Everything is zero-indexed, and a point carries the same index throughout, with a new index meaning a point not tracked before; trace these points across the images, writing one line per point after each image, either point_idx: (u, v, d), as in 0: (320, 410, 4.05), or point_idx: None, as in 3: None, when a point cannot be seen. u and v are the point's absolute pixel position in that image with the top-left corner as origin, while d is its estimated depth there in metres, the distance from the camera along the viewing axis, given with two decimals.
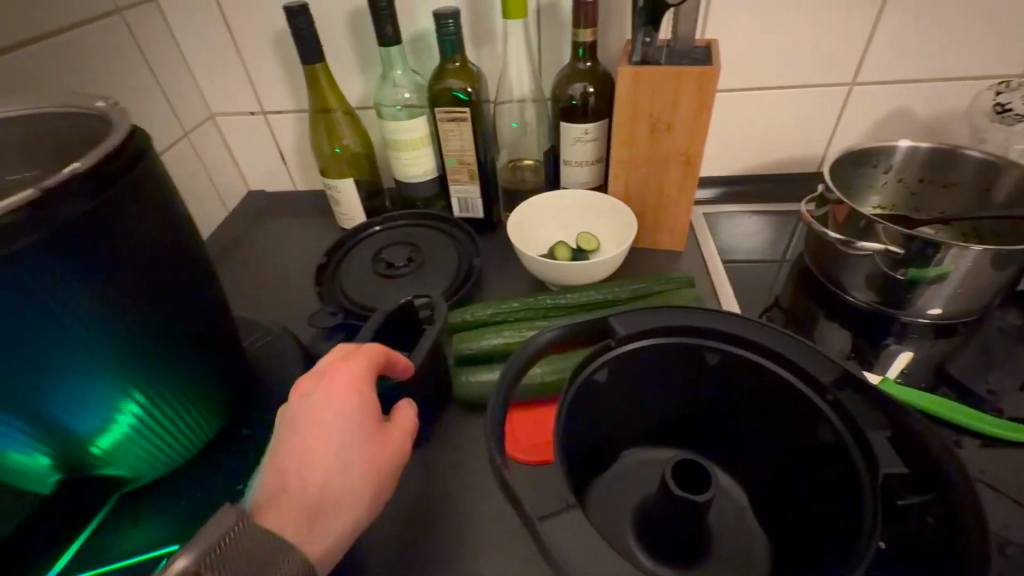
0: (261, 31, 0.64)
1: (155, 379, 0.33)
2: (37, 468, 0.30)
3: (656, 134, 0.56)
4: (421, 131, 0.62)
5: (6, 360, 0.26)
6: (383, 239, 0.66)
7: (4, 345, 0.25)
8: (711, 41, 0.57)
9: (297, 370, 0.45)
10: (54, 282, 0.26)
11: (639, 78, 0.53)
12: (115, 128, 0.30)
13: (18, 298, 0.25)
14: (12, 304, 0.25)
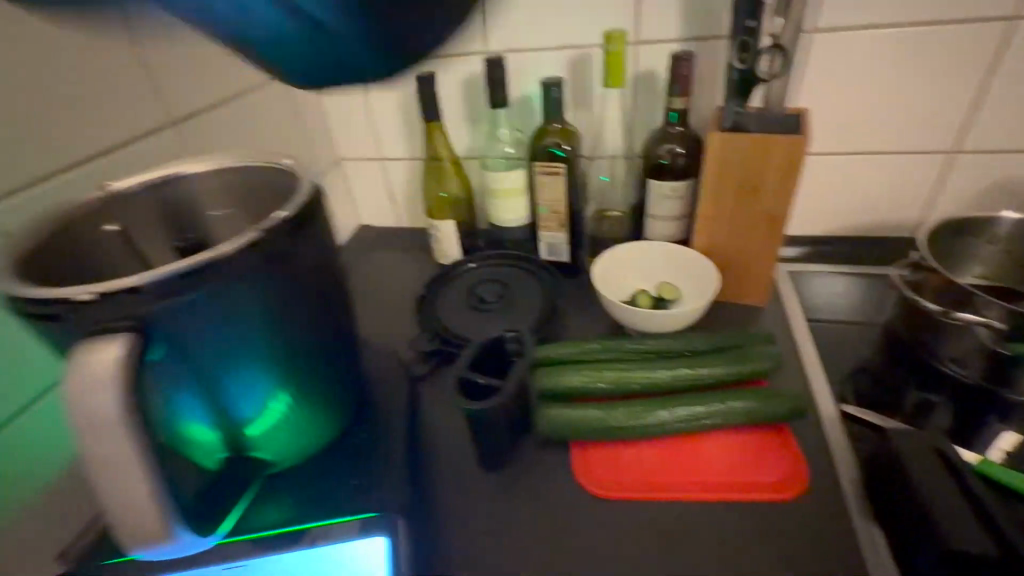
0: (390, 91, 0.75)
1: (298, 377, 0.39)
2: (209, 445, 0.37)
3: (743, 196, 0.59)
4: (518, 181, 0.69)
5: (215, 344, 0.33)
6: (476, 276, 0.72)
7: (218, 333, 0.33)
8: (802, 110, 0.60)
9: (400, 388, 0.51)
10: (258, 293, 0.34)
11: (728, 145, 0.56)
12: (303, 185, 0.38)
13: (235, 301, 0.33)
14: (230, 304, 0.33)
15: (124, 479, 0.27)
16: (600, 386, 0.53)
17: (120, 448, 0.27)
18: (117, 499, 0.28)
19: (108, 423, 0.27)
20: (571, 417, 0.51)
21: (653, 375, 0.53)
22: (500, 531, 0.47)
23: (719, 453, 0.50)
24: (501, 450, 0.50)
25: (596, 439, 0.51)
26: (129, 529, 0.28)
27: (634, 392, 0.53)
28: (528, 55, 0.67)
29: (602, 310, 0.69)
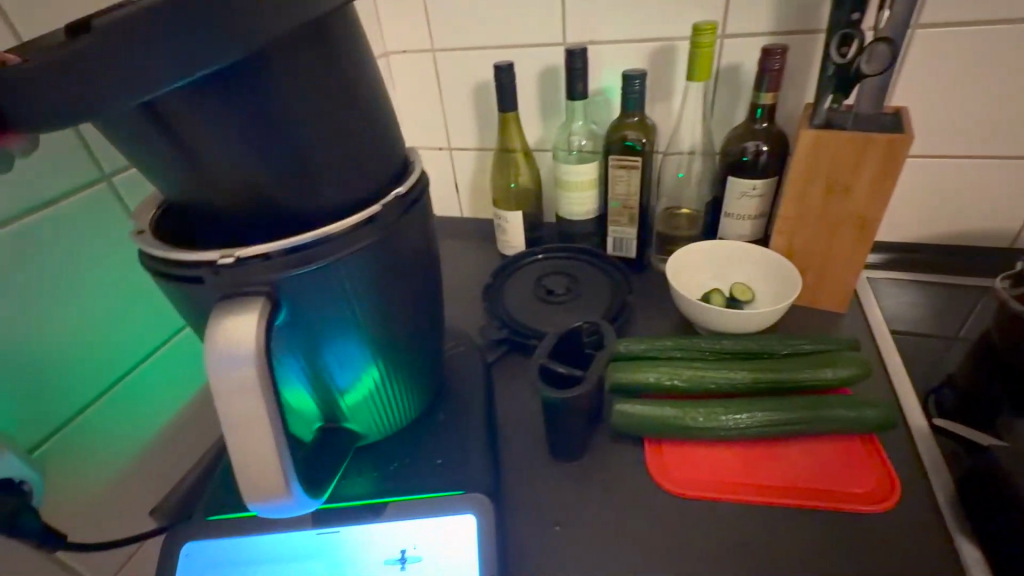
0: (465, 82, 0.76)
1: (393, 352, 0.40)
2: (306, 411, 0.39)
3: (831, 195, 0.57)
4: (591, 175, 0.69)
5: (321, 315, 0.34)
6: (543, 268, 0.72)
7: (326, 305, 0.34)
8: (899, 109, 0.57)
9: (476, 372, 0.51)
10: (369, 268, 0.35)
11: (820, 140, 0.54)
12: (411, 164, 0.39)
13: (349, 274, 0.34)
14: (344, 278, 0.34)
15: (256, 432, 0.28)
16: (676, 382, 0.52)
17: (249, 406, 0.28)
18: (243, 456, 0.29)
19: (242, 381, 0.27)
20: (647, 412, 0.50)
21: (733, 376, 0.52)
22: (574, 521, 0.46)
23: (801, 459, 0.49)
24: (574, 441, 0.50)
25: (672, 435, 0.50)
26: (255, 482, 0.29)
27: (712, 391, 0.52)
28: (609, 47, 0.67)
29: (670, 307, 0.68)
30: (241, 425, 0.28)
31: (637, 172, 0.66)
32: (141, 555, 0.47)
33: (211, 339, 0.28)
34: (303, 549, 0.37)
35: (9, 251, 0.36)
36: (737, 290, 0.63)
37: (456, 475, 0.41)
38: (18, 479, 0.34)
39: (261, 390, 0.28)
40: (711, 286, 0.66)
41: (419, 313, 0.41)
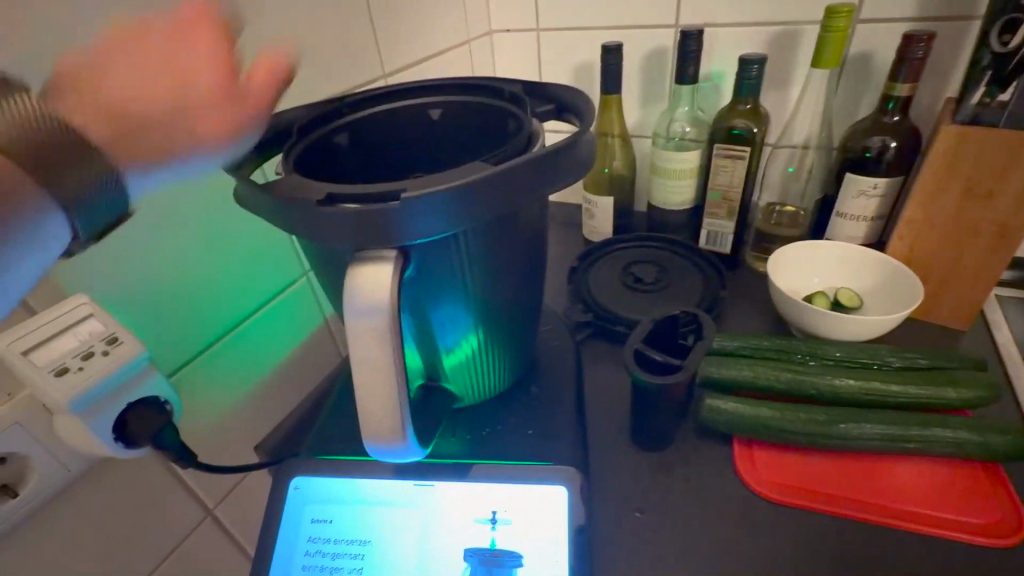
0: (568, 63, 0.75)
1: (496, 320, 0.41)
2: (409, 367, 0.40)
3: (969, 200, 0.52)
4: (693, 163, 0.66)
5: (437, 276, 0.35)
6: (631, 255, 0.70)
7: (442, 267, 0.35)
8: None
9: (565, 351, 0.51)
10: (487, 234, 0.35)
11: (965, 138, 0.49)
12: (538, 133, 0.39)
13: (469, 239, 0.34)
14: (464, 241, 0.34)
15: (378, 379, 0.30)
16: (774, 384, 0.50)
17: (376, 354, 0.30)
18: (366, 401, 0.30)
19: (373, 331, 0.29)
20: (740, 411, 0.48)
21: (839, 382, 0.49)
22: (651, 510, 0.46)
23: (908, 481, 0.46)
24: (660, 430, 0.49)
25: (763, 437, 0.48)
26: (373, 426, 0.31)
27: (812, 398, 0.49)
28: (725, 31, 0.64)
29: (764, 308, 0.65)
30: (366, 370, 0.30)
31: (743, 163, 0.63)
32: (244, 484, 0.52)
33: (349, 284, 0.29)
34: (398, 497, 0.39)
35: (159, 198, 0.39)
36: (844, 295, 0.58)
37: (545, 448, 0.42)
38: (162, 399, 0.37)
39: (387, 338, 0.29)
40: (814, 288, 0.62)
41: (522, 285, 0.41)
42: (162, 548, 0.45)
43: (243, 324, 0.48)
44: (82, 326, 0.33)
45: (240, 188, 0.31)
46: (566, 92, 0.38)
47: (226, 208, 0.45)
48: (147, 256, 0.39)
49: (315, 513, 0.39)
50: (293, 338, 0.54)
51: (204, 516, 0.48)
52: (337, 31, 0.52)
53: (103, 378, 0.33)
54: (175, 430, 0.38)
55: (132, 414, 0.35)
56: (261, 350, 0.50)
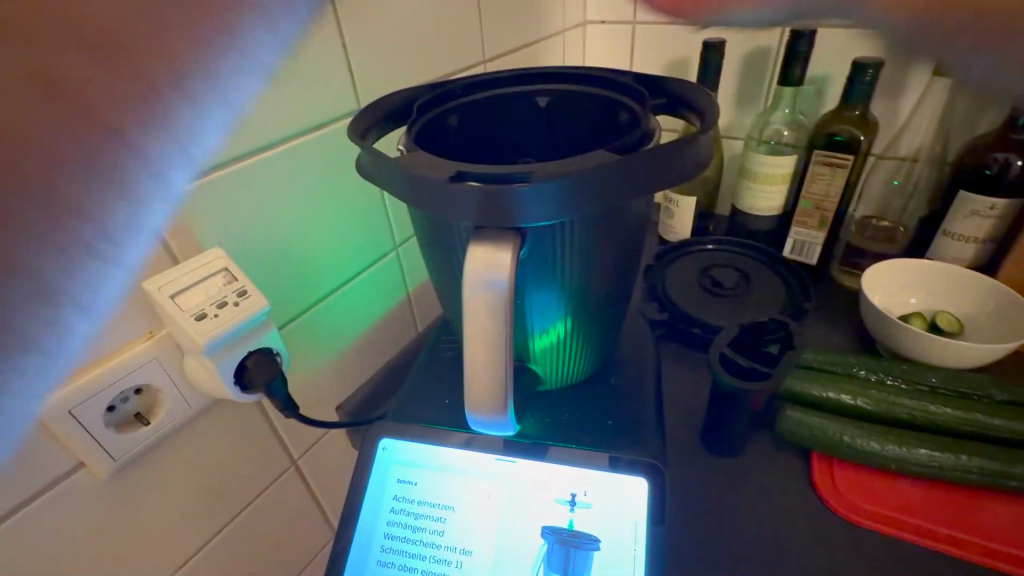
0: (661, 58, 0.74)
1: (587, 309, 0.41)
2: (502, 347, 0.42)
3: None
4: (786, 168, 0.64)
5: (545, 262, 0.36)
6: (711, 258, 0.68)
7: (551, 253, 0.36)
8: None
9: (642, 347, 0.51)
10: (598, 225, 0.36)
11: None
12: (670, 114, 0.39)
13: (581, 229, 0.35)
14: (576, 231, 0.35)
15: (487, 352, 0.32)
16: (864, 405, 0.48)
17: (490, 330, 0.31)
18: (474, 371, 0.32)
19: (490, 306, 0.31)
20: (824, 427, 0.47)
21: (935, 410, 0.46)
22: (721, 513, 0.46)
23: (1003, 519, 0.43)
24: (735, 436, 0.48)
25: (847, 456, 0.47)
26: (478, 395, 0.33)
27: (904, 423, 0.47)
28: (838, 34, 0.61)
29: (850, 324, 0.62)
30: (478, 341, 0.32)
31: (843, 172, 0.61)
32: (325, 440, 0.55)
33: (469, 259, 0.31)
34: (479, 469, 0.40)
35: (283, 168, 0.42)
36: (943, 318, 0.55)
37: (624, 439, 0.42)
38: (275, 351, 0.40)
39: (501, 314, 0.31)
40: (908, 308, 0.59)
41: (620, 278, 0.42)
42: (253, 490, 0.49)
43: (341, 289, 0.51)
44: (215, 278, 0.36)
45: (372, 161, 0.34)
46: (683, 88, 0.39)
47: (334, 174, 0.46)
48: (270, 219, 0.42)
49: (402, 473, 0.41)
50: (379, 309, 0.57)
51: (289, 465, 0.52)
52: (447, 18, 0.53)
53: (233, 326, 0.36)
54: (284, 381, 0.41)
55: (252, 363, 0.38)
56: (352, 317, 0.53)
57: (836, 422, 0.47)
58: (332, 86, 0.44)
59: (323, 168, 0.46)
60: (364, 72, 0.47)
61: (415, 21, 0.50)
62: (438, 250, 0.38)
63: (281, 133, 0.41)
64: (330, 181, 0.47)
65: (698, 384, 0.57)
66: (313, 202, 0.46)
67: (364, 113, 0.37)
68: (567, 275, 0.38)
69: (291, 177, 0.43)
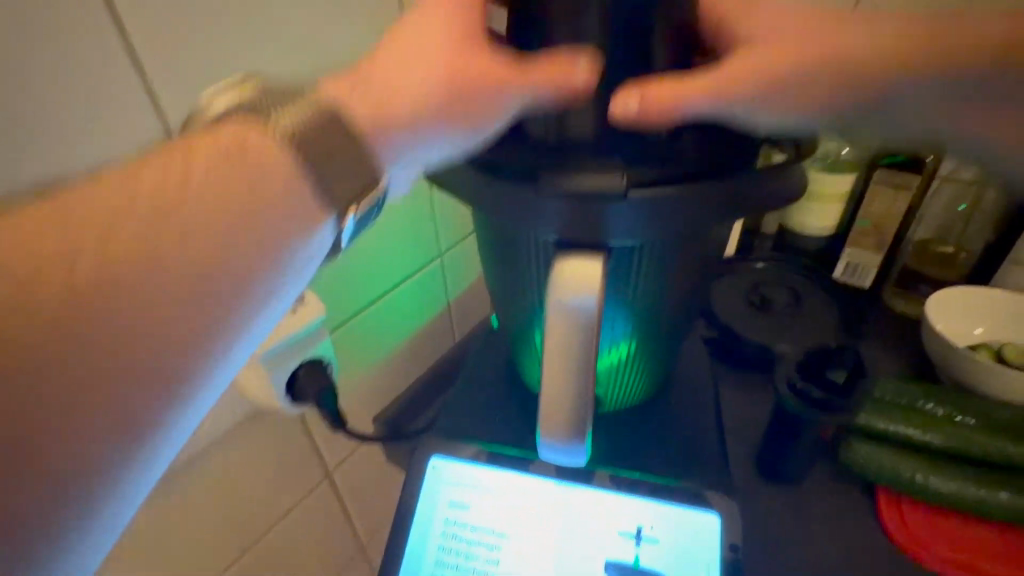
0: None
1: (659, 327, 0.39)
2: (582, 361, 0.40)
3: None
4: (844, 186, 0.61)
5: (639, 274, 0.34)
6: (762, 276, 0.65)
7: (649, 266, 0.34)
8: None
9: (697, 368, 0.49)
10: (690, 241, 0.33)
11: None
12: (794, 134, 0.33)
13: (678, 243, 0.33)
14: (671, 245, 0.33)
15: (563, 374, 0.30)
16: (939, 442, 0.44)
17: (570, 347, 0.29)
18: (549, 391, 0.30)
19: (575, 321, 0.29)
20: (893, 461, 0.44)
21: (1015, 450, 0.43)
22: (780, 550, 0.43)
23: None
24: (795, 466, 0.46)
25: (918, 495, 0.44)
26: (552, 420, 0.30)
27: (980, 462, 0.44)
28: None
29: (908, 351, 0.59)
30: (554, 362, 0.30)
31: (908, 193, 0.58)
32: (361, 451, 0.53)
33: (553, 274, 0.29)
34: (536, 494, 0.38)
35: None
36: (1012, 350, 0.52)
37: (688, 471, 0.40)
38: (325, 360, 0.38)
39: (584, 336, 0.29)
40: (973, 337, 0.56)
41: (697, 295, 0.39)
42: (286, 501, 0.47)
43: (385, 296, 0.49)
44: None
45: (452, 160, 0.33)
46: None
47: None
48: None
49: (453, 495, 0.39)
50: (419, 318, 0.55)
51: (323, 476, 0.50)
52: None
53: (293, 333, 0.35)
54: (334, 393, 0.39)
55: (305, 372, 0.36)
56: (392, 325, 0.51)
57: (908, 457, 0.44)
58: None
59: None
60: None
61: None
62: (504, 260, 0.36)
63: None
64: None
65: (750, 409, 0.54)
66: None
67: None
68: (647, 292, 0.36)
69: None
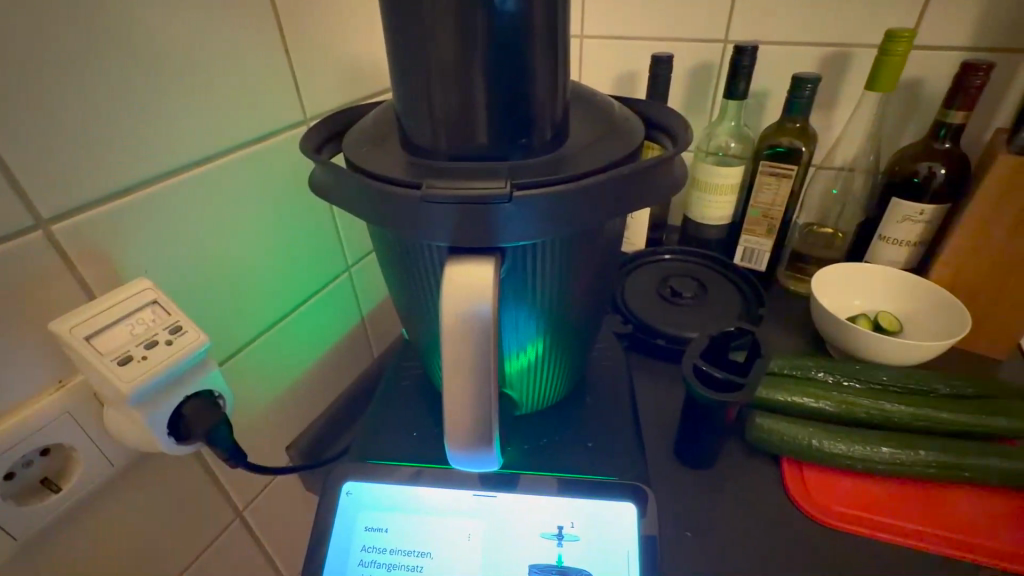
0: (609, 73, 0.74)
1: (564, 327, 0.39)
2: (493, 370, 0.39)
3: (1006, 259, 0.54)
4: (734, 178, 0.65)
5: (537, 276, 0.34)
6: (669, 268, 0.68)
7: (546, 267, 0.34)
8: (1004, 129, 0.56)
9: (611, 364, 0.49)
10: (583, 240, 0.34)
11: (960, 271, 0.57)
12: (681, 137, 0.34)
13: (571, 244, 0.33)
14: (565, 246, 0.33)
15: (465, 382, 0.29)
16: (828, 408, 0.48)
17: (469, 354, 0.28)
18: (454, 402, 0.29)
19: (472, 327, 0.28)
20: (792, 431, 0.47)
21: (891, 408, 0.48)
22: (701, 529, 0.45)
23: (961, 508, 0.45)
24: (709, 447, 0.48)
25: (817, 461, 0.47)
26: (459, 427, 0.30)
27: (864, 422, 0.48)
28: (774, 49, 0.64)
29: (802, 327, 0.64)
30: (456, 373, 0.29)
31: (788, 182, 0.63)
32: (273, 486, 0.49)
33: (445, 280, 0.29)
34: (457, 507, 0.37)
35: (201, 188, 0.37)
36: (885, 318, 0.58)
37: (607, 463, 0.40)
38: (216, 394, 0.35)
39: (483, 341, 0.28)
40: (854, 309, 0.61)
41: (600, 291, 0.40)
42: (188, 554, 0.42)
43: (286, 318, 0.47)
44: (140, 316, 0.31)
45: (332, 172, 0.31)
46: (652, 106, 0.39)
47: (274, 192, 0.43)
48: (192, 242, 0.37)
49: (371, 522, 0.37)
50: (327, 338, 0.52)
51: (233, 518, 0.46)
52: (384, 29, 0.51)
53: (168, 369, 0.31)
54: (228, 427, 0.36)
55: (191, 410, 0.33)
56: (298, 348, 0.49)
57: (805, 426, 0.48)
58: (263, 96, 0.41)
59: (256, 181, 0.42)
60: (305, 78, 0.45)
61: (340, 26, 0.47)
62: (404, 273, 0.35)
63: (195, 151, 0.36)
64: (267, 201, 0.43)
65: (665, 396, 0.56)
66: (260, 224, 0.43)
67: (319, 126, 0.35)
68: (551, 294, 0.36)
69: (215, 197, 0.39)
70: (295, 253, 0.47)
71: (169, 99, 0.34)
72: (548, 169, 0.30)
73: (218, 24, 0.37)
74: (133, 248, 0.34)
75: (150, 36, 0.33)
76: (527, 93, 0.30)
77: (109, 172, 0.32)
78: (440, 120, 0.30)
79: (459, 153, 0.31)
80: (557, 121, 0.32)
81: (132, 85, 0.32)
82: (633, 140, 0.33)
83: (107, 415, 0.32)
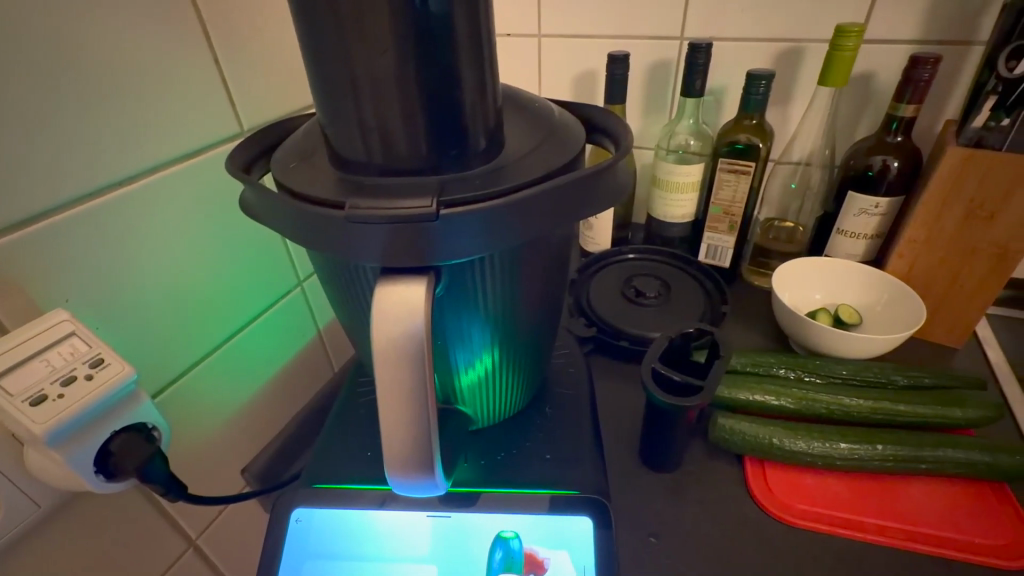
0: (567, 73, 0.73)
1: (516, 339, 0.38)
2: (446, 385, 0.38)
3: (959, 251, 0.55)
4: (694, 176, 0.65)
5: (484, 289, 0.33)
6: (633, 267, 0.68)
7: (493, 279, 0.33)
8: (949, 122, 0.57)
9: (572, 370, 0.49)
10: (528, 252, 0.33)
11: (915, 263, 0.57)
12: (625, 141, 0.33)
13: (517, 256, 0.33)
14: (511, 258, 0.32)
15: (400, 408, 0.28)
16: (789, 406, 0.48)
17: (407, 379, 0.27)
18: (393, 428, 0.28)
19: (408, 350, 0.27)
20: (753, 431, 0.47)
21: (850, 402, 0.48)
22: (666, 532, 0.45)
23: (919, 499, 0.46)
24: (672, 450, 0.48)
25: (778, 459, 0.47)
26: (399, 453, 0.28)
27: (823, 418, 0.49)
28: (729, 46, 0.64)
29: (765, 322, 0.64)
30: (393, 396, 0.28)
31: (747, 178, 0.63)
32: (228, 513, 0.48)
33: (377, 303, 0.27)
34: (411, 531, 0.36)
35: (124, 209, 0.35)
36: (844, 311, 0.58)
37: (565, 475, 0.39)
38: (150, 425, 0.33)
39: (418, 364, 0.27)
40: (816, 304, 0.62)
41: (553, 300, 0.39)
42: None
43: (230, 341, 0.45)
44: (59, 349, 0.30)
45: (257, 191, 0.30)
46: (595, 111, 0.38)
47: (212, 210, 0.42)
48: (119, 267, 0.36)
49: (322, 551, 0.36)
50: (279, 355, 0.51)
51: (186, 548, 0.44)
52: None
53: (89, 406, 0.29)
54: (163, 460, 0.34)
55: (119, 445, 0.31)
56: (245, 370, 0.47)
57: (767, 425, 0.48)
58: (195, 111, 0.39)
59: (192, 199, 0.40)
60: (242, 88, 0.43)
61: (274, 34, 0.45)
62: (345, 290, 0.34)
63: (119, 171, 0.35)
64: (206, 219, 0.41)
65: (631, 399, 0.56)
66: (197, 244, 0.41)
67: (247, 143, 0.34)
68: (500, 306, 0.35)
69: (141, 219, 0.37)
70: (240, 271, 0.45)
71: (86, 118, 0.32)
72: (482, 184, 0.29)
73: (135, 34, 0.34)
74: (46, 276, 0.32)
75: (62, 53, 0.31)
76: (457, 103, 0.29)
77: (19, 200, 0.30)
78: (366, 133, 0.29)
79: (390, 168, 0.30)
80: (490, 128, 0.31)
81: (42, 103, 0.30)
82: (575, 148, 0.33)
83: (26, 455, 0.30)
